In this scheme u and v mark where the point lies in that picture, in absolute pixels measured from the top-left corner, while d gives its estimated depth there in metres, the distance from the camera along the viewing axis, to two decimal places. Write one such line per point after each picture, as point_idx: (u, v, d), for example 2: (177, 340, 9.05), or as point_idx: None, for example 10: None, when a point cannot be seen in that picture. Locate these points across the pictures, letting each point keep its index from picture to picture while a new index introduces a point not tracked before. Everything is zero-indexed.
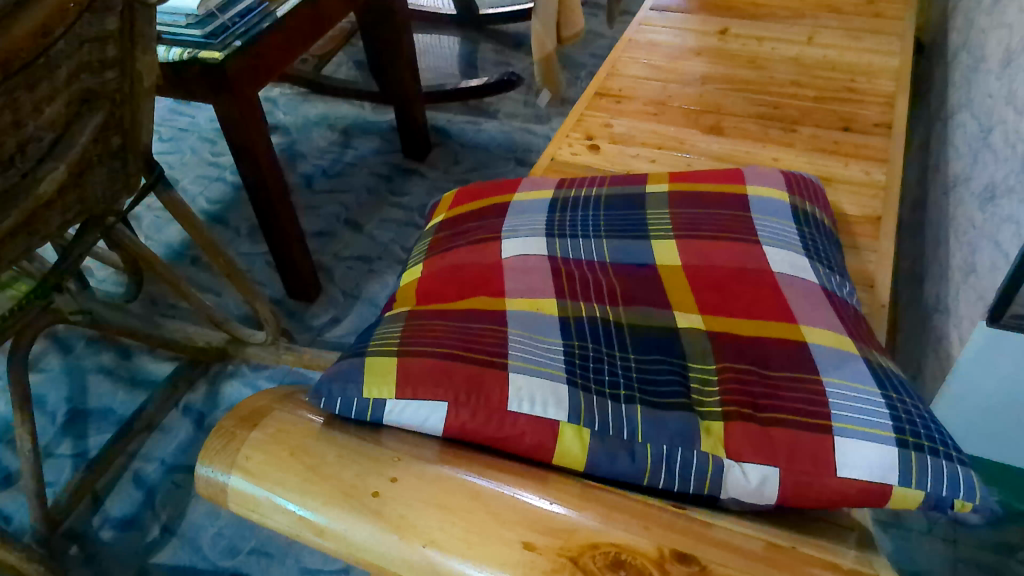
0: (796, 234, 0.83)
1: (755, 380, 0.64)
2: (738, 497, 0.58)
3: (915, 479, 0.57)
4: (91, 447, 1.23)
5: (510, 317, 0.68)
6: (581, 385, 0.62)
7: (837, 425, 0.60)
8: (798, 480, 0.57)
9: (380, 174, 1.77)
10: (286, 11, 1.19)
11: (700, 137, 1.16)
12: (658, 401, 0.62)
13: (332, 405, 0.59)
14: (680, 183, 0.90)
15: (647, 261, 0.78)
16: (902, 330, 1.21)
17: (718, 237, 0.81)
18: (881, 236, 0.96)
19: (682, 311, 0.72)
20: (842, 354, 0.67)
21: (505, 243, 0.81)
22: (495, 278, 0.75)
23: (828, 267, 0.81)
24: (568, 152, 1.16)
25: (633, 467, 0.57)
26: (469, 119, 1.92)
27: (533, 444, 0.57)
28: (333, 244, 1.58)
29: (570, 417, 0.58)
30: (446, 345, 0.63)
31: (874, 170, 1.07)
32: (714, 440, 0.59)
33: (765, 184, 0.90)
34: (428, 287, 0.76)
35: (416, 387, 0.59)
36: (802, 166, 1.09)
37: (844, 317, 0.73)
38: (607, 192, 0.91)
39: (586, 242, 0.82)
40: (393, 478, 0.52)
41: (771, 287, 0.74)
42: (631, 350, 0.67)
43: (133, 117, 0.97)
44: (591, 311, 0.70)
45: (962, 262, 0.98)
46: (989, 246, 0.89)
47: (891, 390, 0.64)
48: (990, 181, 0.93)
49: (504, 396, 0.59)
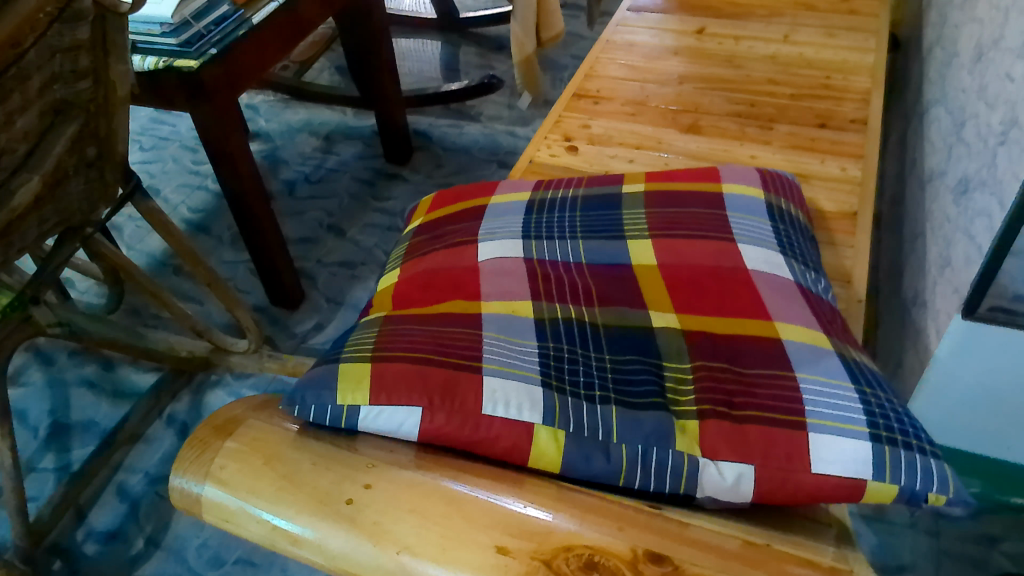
0: (772, 231, 0.83)
1: (730, 379, 0.64)
2: (715, 496, 0.58)
3: (889, 473, 0.57)
4: (75, 460, 1.22)
5: (485, 319, 0.68)
6: (555, 387, 0.61)
7: (811, 421, 0.61)
8: (772, 476, 0.58)
9: (363, 179, 1.77)
10: (261, 18, 1.19)
11: (678, 137, 1.17)
12: (635, 402, 0.62)
13: (306, 411, 0.59)
14: (656, 183, 0.91)
15: (624, 261, 0.78)
16: (882, 325, 1.22)
17: (694, 237, 0.81)
18: (858, 231, 0.97)
19: (658, 310, 0.72)
20: (817, 350, 0.67)
21: (482, 247, 0.81)
22: (472, 282, 0.75)
23: (803, 264, 0.81)
24: (546, 154, 1.16)
25: (608, 468, 0.57)
26: (451, 122, 1.92)
27: (508, 447, 0.57)
28: (316, 250, 1.58)
29: (545, 420, 0.58)
30: (419, 347, 0.63)
31: (849, 166, 1.08)
32: (688, 438, 0.60)
33: (740, 182, 0.90)
34: (405, 292, 0.76)
35: (390, 392, 0.58)
36: (778, 164, 1.09)
37: (818, 313, 0.73)
38: (583, 194, 0.91)
39: (562, 244, 0.82)
40: (367, 484, 0.52)
41: (747, 284, 0.74)
42: (606, 348, 0.67)
43: (109, 127, 0.97)
44: (569, 313, 0.70)
45: (938, 256, 0.99)
46: (964, 239, 0.89)
47: (865, 385, 0.65)
48: (964, 174, 0.94)
49: (478, 399, 0.59)
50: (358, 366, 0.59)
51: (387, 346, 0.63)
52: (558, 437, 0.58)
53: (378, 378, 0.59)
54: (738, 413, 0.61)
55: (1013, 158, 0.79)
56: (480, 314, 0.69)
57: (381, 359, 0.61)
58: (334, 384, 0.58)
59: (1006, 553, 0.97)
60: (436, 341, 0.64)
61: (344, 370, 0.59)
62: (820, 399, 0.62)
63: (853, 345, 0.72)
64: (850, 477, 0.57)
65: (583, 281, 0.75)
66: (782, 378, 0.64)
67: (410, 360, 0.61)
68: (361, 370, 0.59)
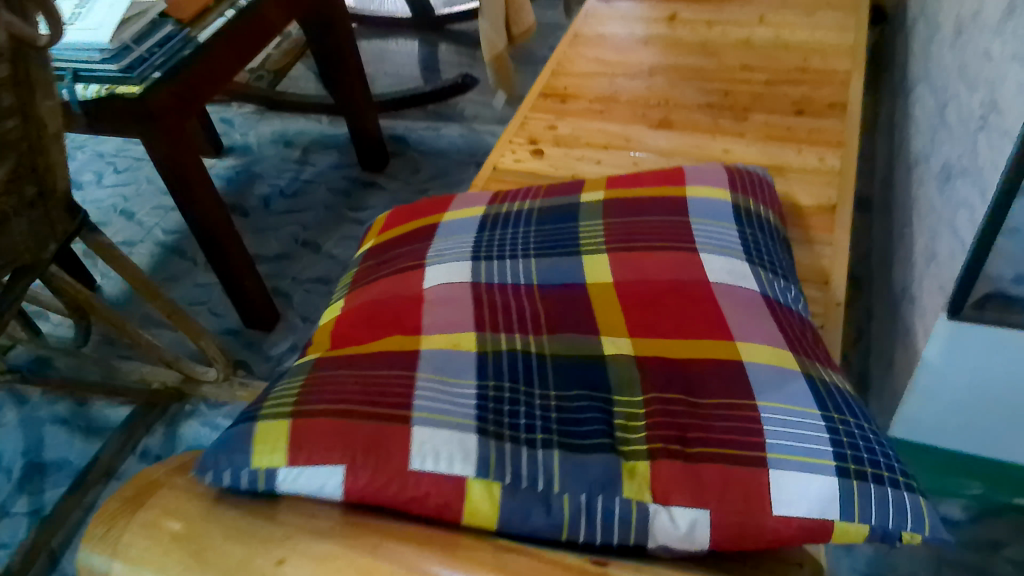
0: (738, 236, 0.78)
1: (684, 412, 0.59)
2: (668, 545, 0.53)
3: (858, 511, 0.52)
4: (47, 502, 1.21)
5: (422, 357, 0.63)
6: (493, 434, 0.57)
7: (772, 456, 0.55)
8: (731, 522, 0.52)
9: (339, 189, 1.73)
10: (208, 36, 1.14)
11: (648, 133, 1.11)
12: (580, 445, 0.57)
13: (221, 476, 0.53)
14: (616, 190, 0.85)
15: (578, 279, 0.73)
16: (875, 318, 1.16)
17: (654, 248, 0.75)
18: (837, 227, 0.91)
19: (611, 335, 0.67)
20: (782, 373, 0.62)
21: (428, 271, 0.76)
22: (414, 313, 0.70)
23: (773, 270, 0.75)
24: (510, 160, 1.11)
25: (549, 522, 0.52)
26: (428, 124, 1.87)
27: (439, 504, 0.52)
28: (292, 267, 1.54)
29: (479, 472, 0.54)
30: (346, 396, 0.58)
31: (828, 155, 1.02)
32: (638, 483, 0.55)
33: (705, 183, 0.85)
34: (344, 328, 0.71)
35: (309, 451, 0.54)
36: (753, 157, 1.04)
37: (786, 328, 0.68)
38: (539, 205, 0.85)
39: (513, 263, 0.76)
40: (279, 558, 0.44)
41: (708, 300, 0.69)
42: (552, 385, 0.62)
43: (46, 163, 0.93)
44: (515, 344, 0.65)
45: (924, 247, 0.93)
46: (948, 232, 0.83)
47: (833, 411, 0.60)
48: (947, 160, 0.88)
49: (406, 454, 0.54)
50: (276, 425, 0.55)
51: (311, 397, 0.58)
52: (494, 490, 0.53)
53: (298, 436, 0.55)
54: (692, 451, 0.56)
55: (993, 145, 0.73)
56: (418, 351, 0.64)
57: (303, 414, 0.57)
58: (249, 446, 0.54)
59: (1010, 558, 0.92)
60: (364, 388, 0.59)
61: (259, 431, 0.55)
62: (783, 430, 0.57)
63: (824, 362, 0.66)
64: (817, 519, 0.52)
65: (532, 306, 0.70)
66: (742, 408, 0.59)
67: (334, 413, 0.57)
68: (279, 429, 0.55)
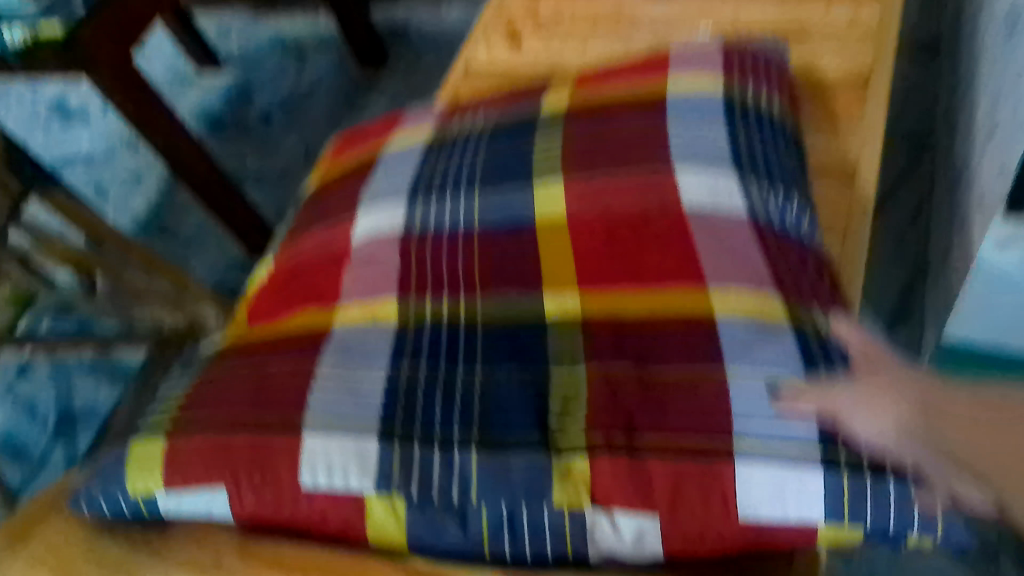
0: (729, 142, 0.62)
1: (634, 393, 0.47)
2: (613, 555, 0.45)
3: (847, 512, 0.42)
4: (81, 451, 1.22)
5: (330, 341, 0.54)
6: (398, 436, 0.47)
7: (740, 448, 0.44)
8: (681, 532, 0.43)
9: (339, 95, 1.60)
10: None
11: (643, 3, 0.93)
12: (507, 442, 0.47)
13: (97, 506, 0.49)
14: (584, 94, 0.70)
15: (525, 216, 0.61)
16: (934, 193, 0.98)
17: (620, 169, 0.61)
18: (870, 105, 0.74)
19: (556, 291, 0.55)
20: (763, 329, 0.50)
21: (359, 220, 0.65)
22: (333, 279, 0.60)
23: (771, 184, 0.61)
24: (484, 53, 0.95)
25: (466, 540, 0.45)
26: (428, 9, 1.69)
27: (340, 525, 0.46)
28: (295, 188, 1.46)
29: (378, 486, 0.45)
30: (236, 402, 0.50)
31: (863, 8, 0.82)
32: (572, 485, 0.44)
33: (693, 72, 0.68)
34: (262, 303, 0.62)
35: (186, 472, 0.47)
36: (769, 20, 0.85)
37: (777, 264, 0.54)
38: (494, 120, 0.71)
39: (453, 202, 0.63)
40: None
41: (679, 236, 0.56)
42: (478, 361, 0.51)
43: None
44: (441, 313, 0.55)
45: (985, 117, 0.75)
46: (1009, 102, 0.65)
47: (827, 375, 0.47)
48: (1013, 4, 0.68)
49: (295, 471, 0.46)
50: (152, 447, 0.49)
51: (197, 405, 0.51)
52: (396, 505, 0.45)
53: (177, 456, 0.48)
54: (643, 437, 0.45)
55: None
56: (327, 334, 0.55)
57: (188, 428, 0.50)
58: (125, 470, 0.49)
59: None
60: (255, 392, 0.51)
61: (135, 455, 0.49)
62: (759, 411, 0.45)
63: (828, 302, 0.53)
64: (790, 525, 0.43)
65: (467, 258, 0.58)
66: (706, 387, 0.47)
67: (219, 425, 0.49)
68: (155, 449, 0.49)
